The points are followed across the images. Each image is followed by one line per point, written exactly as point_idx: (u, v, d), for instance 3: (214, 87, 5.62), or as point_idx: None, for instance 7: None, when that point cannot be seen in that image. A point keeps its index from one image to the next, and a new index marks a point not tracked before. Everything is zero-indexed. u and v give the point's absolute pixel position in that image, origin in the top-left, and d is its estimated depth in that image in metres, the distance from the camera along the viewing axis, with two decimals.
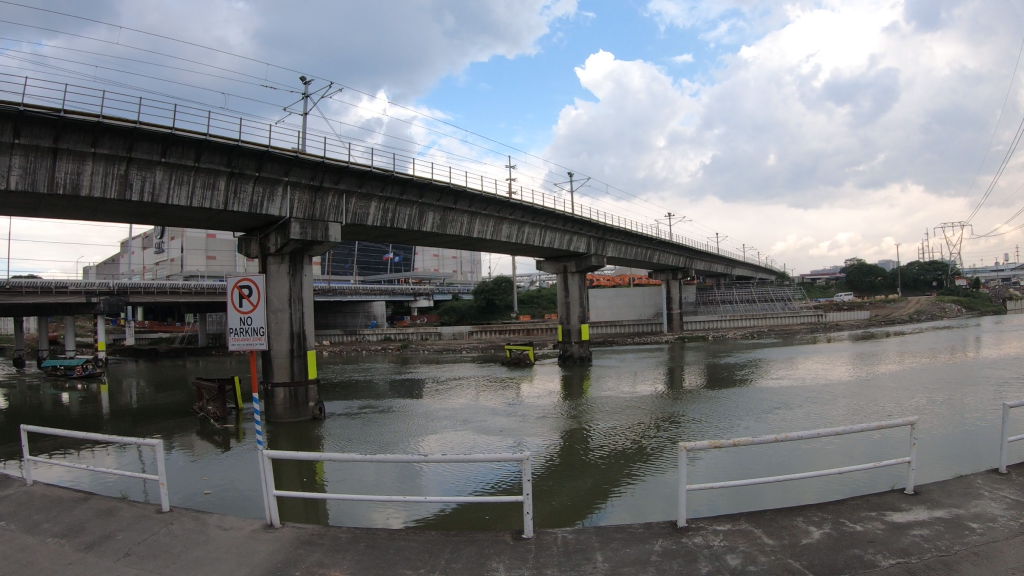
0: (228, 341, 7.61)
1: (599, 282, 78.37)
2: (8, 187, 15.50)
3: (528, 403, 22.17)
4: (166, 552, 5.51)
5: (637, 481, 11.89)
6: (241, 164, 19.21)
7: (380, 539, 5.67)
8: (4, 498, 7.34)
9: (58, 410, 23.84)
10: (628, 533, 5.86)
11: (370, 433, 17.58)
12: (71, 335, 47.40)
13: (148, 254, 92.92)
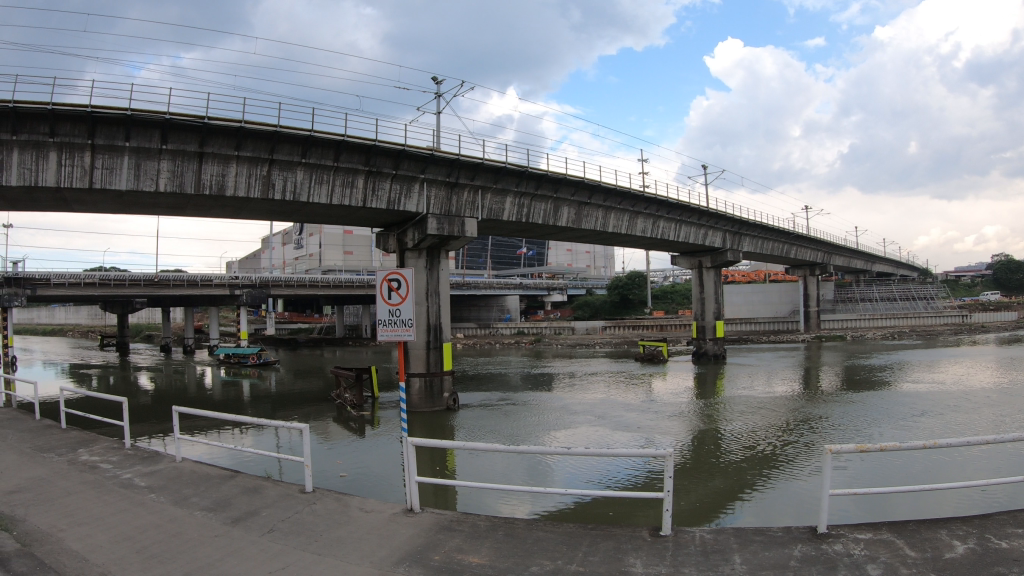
0: (378, 332, 7.93)
1: (732, 278, 75.86)
2: (159, 189, 17.05)
3: (660, 401, 21.77)
4: (310, 530, 5.85)
5: (770, 485, 11.40)
6: (378, 163, 20.11)
7: (518, 528, 5.78)
8: (159, 472, 8.03)
9: (204, 394, 25.77)
10: (766, 536, 5.65)
11: (501, 425, 17.90)
12: (217, 325, 51.29)
13: (293, 249, 98.87)
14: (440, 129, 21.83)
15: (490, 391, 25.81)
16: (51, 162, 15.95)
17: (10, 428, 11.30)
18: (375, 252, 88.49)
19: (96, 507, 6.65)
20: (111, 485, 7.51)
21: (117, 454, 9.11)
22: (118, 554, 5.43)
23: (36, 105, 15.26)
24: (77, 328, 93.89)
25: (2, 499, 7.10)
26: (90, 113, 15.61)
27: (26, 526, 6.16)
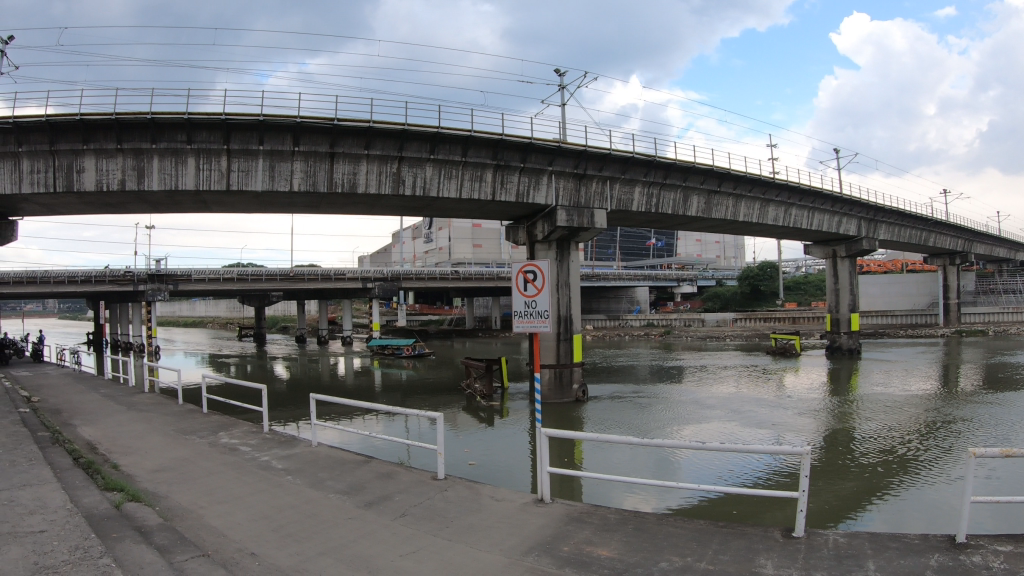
0: (515, 323, 8.33)
1: (867, 268, 71.56)
2: (293, 188, 18.09)
3: (794, 398, 20.84)
4: (440, 516, 6.03)
5: (905, 490, 10.72)
6: (506, 156, 20.37)
7: (648, 523, 5.73)
8: (295, 456, 8.50)
9: (337, 382, 27.09)
10: (901, 542, 5.30)
11: (628, 418, 17.76)
12: (348, 317, 53.73)
13: (422, 242, 101.52)
14: (566, 121, 21.82)
15: (614, 384, 25.62)
16: (190, 167, 17.38)
17: (160, 411, 12.33)
18: (503, 245, 89.66)
19: (236, 487, 7.12)
20: (250, 466, 8.03)
21: (255, 437, 9.73)
22: (257, 532, 5.78)
23: (174, 116, 16.72)
24: (219, 320, 101.10)
25: (152, 476, 7.73)
26: (224, 120, 16.87)
27: (173, 501, 6.69)
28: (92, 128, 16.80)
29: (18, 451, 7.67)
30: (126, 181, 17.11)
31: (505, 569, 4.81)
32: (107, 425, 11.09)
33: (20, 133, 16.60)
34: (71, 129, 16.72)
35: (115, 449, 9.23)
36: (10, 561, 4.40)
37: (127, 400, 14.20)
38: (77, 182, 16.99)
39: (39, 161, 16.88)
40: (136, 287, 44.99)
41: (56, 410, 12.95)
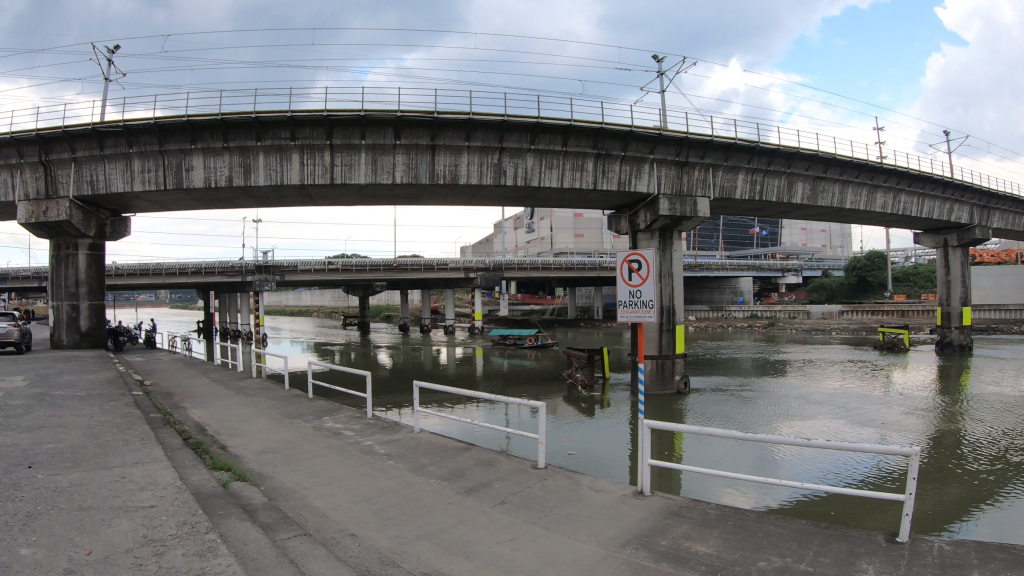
0: (619, 314, 8.18)
1: (983, 259, 67.10)
2: (396, 180, 19.11)
3: (904, 395, 19.83)
4: (539, 505, 6.07)
5: (1018, 499, 9.98)
6: (607, 145, 20.35)
7: (749, 520, 5.59)
8: (397, 441, 8.72)
9: (440, 370, 27.74)
10: (1015, 554, 4.94)
11: (729, 412, 17.34)
12: (451, 307, 54.75)
13: (525, 233, 101.71)
14: (667, 107, 21.50)
15: (714, 377, 25.05)
16: (294, 162, 18.93)
17: (267, 396, 12.91)
18: (606, 235, 88.86)
19: (340, 470, 7.37)
20: (353, 450, 8.28)
21: (358, 422, 10.02)
22: (359, 514, 5.96)
23: (276, 115, 18.26)
24: (324, 309, 105.52)
25: (258, 457, 8.09)
26: (325, 117, 18.11)
27: (278, 482, 6.96)
28: (198, 129, 18.96)
29: (136, 431, 8.18)
30: (233, 177, 19.12)
31: (600, 560, 4.79)
32: (217, 408, 11.69)
33: (131, 136, 19.37)
34: (178, 131, 19.03)
35: (225, 431, 9.71)
36: (123, 535, 4.69)
37: (235, 385, 14.97)
38: (185, 179, 19.42)
39: (148, 161, 19.56)
40: (245, 278, 47.49)
41: (170, 393, 13.76)
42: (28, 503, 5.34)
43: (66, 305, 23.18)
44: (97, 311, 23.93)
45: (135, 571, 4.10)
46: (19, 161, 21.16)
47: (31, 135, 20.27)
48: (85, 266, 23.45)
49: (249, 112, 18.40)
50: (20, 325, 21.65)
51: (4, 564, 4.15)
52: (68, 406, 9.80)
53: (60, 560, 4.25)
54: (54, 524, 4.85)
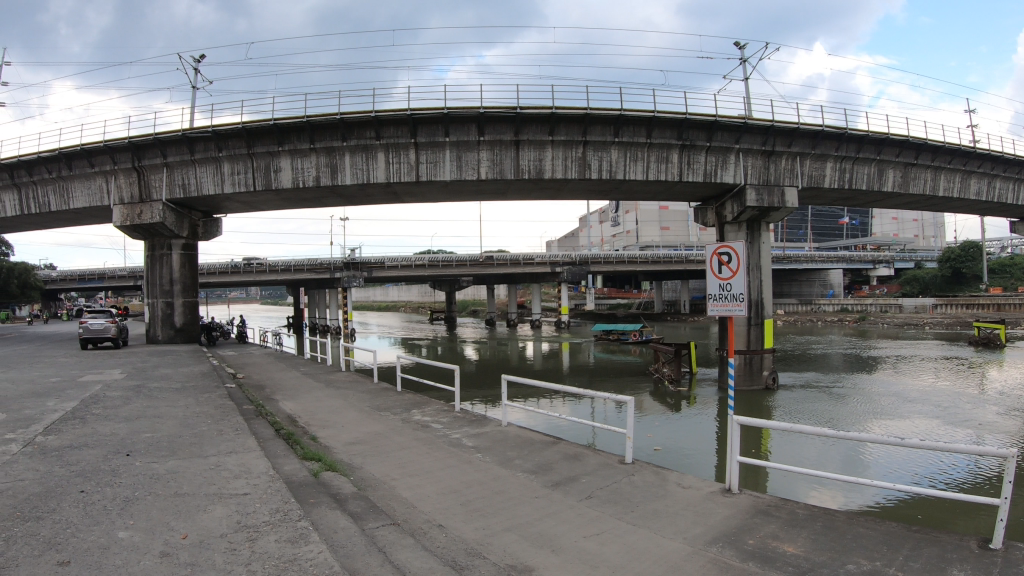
0: (710, 307, 8.13)
1: None
2: (480, 176, 20.06)
3: (1004, 393, 18.85)
4: (625, 500, 6.07)
5: None
6: (691, 136, 20.31)
7: (838, 521, 5.44)
8: (484, 434, 8.84)
9: (524, 364, 28.01)
10: None
11: (821, 410, 16.75)
12: (537, 301, 54.97)
13: (611, 227, 100.17)
14: (752, 95, 21.07)
15: (802, 373, 24.31)
16: (380, 161, 20.12)
17: (356, 389, 13.30)
18: (692, 227, 87.09)
19: (429, 462, 7.54)
20: (441, 443, 8.44)
21: (446, 415, 10.21)
22: (447, 505, 6.09)
23: (364, 116, 19.33)
24: (410, 305, 108.17)
25: (348, 448, 8.34)
26: (409, 116, 19.13)
27: (368, 472, 7.18)
28: (285, 131, 20.31)
29: (230, 421, 8.57)
30: (320, 177, 20.47)
31: (685, 558, 4.75)
32: (308, 400, 12.12)
33: (220, 141, 21.06)
34: (266, 135, 20.46)
35: (317, 423, 10.06)
36: (219, 520, 4.94)
37: (325, 377, 15.53)
38: (273, 180, 20.96)
39: (238, 163, 21.26)
40: (333, 274, 49.22)
41: (263, 386, 14.34)
42: (130, 489, 5.68)
43: (161, 302, 24.53)
44: (191, 308, 25.17)
45: (229, 556, 4.33)
46: (114, 168, 22.93)
47: (123, 143, 22.01)
48: (178, 266, 24.63)
49: (335, 114, 19.56)
50: (117, 321, 22.81)
51: (106, 547, 4.45)
52: (166, 398, 10.36)
53: (158, 543, 4.53)
54: (151, 510, 5.15)
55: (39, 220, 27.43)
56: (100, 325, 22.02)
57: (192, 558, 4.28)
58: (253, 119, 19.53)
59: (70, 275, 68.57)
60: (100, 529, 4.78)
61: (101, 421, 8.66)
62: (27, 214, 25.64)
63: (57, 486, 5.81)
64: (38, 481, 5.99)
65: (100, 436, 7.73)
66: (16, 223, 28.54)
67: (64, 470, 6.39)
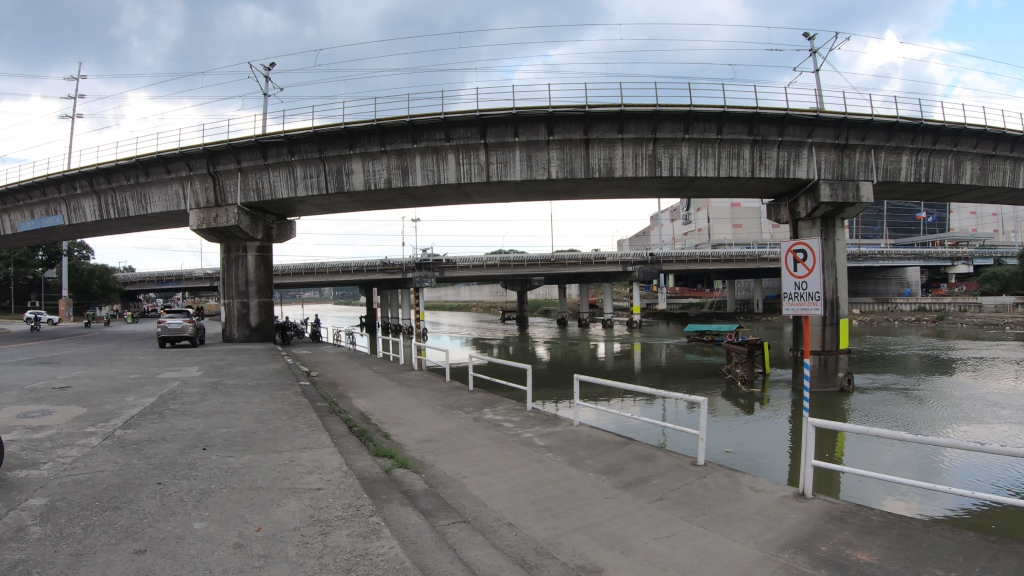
0: (784, 305, 7.95)
1: None
2: (551, 175, 20.37)
3: None
4: (696, 503, 5.99)
5: None
6: (763, 131, 19.92)
7: (914, 529, 5.25)
8: (556, 434, 8.83)
9: (596, 364, 27.96)
10: None
11: (900, 413, 16.16)
12: (610, 300, 55.22)
13: (682, 225, 98.13)
14: (823, 88, 20.55)
15: (880, 375, 23.50)
16: (451, 161, 20.74)
17: (428, 387, 13.47)
18: (765, 223, 84.63)
19: (500, 460, 7.57)
20: (513, 442, 8.47)
21: (517, 414, 10.23)
22: (517, 503, 6.10)
23: (436, 119, 19.90)
24: (481, 305, 109.28)
25: (420, 446, 8.46)
26: (479, 118, 19.67)
27: (439, 470, 7.25)
28: (356, 135, 21.15)
29: (304, 418, 8.78)
30: (392, 179, 21.22)
31: (755, 563, 4.65)
32: (380, 398, 12.32)
33: (293, 145, 21.99)
34: (339, 139, 21.30)
35: (389, 420, 10.22)
36: (292, 514, 5.07)
37: (398, 376, 15.79)
38: (346, 182, 21.84)
39: (310, 167, 22.21)
40: (405, 275, 50.22)
41: (336, 384, 14.66)
42: (205, 482, 5.88)
43: (237, 302, 25.23)
44: (266, 308, 25.79)
45: (302, 548, 4.43)
46: (190, 173, 23.95)
47: (199, 150, 23.01)
48: (254, 267, 25.37)
49: (405, 117, 20.23)
50: (193, 320, 23.65)
51: (182, 536, 4.63)
52: (243, 394, 10.70)
53: (232, 534, 4.68)
54: (226, 502, 5.34)
55: (119, 225, 28.71)
56: (178, 324, 22.87)
57: (265, 549, 4.41)
58: (325, 124, 20.40)
59: (149, 277, 71.77)
60: (176, 520, 4.97)
61: (177, 416, 9.00)
62: (107, 219, 26.90)
63: (137, 478, 6.07)
64: (118, 473, 6.25)
65: (177, 430, 8.02)
66: (98, 228, 29.87)
67: (144, 462, 6.67)
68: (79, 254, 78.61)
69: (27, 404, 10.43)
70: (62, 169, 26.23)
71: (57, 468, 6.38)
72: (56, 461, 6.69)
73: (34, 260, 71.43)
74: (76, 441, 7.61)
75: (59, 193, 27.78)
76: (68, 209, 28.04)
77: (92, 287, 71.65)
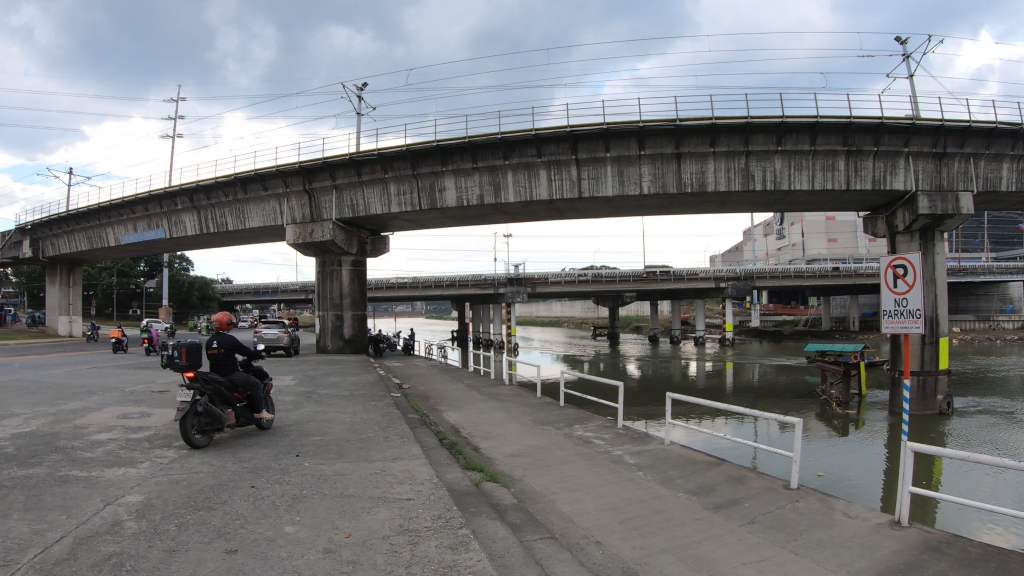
0: (883, 324, 7.64)
1: None
2: (643, 190, 20.30)
3: None
4: (787, 527, 5.78)
5: None
6: (857, 141, 19.24)
7: (1020, 563, 4.88)
8: (647, 452, 8.71)
9: (687, 382, 27.47)
10: None
11: (1006, 438, 15.13)
12: (701, 317, 54.30)
13: (775, 239, 95.09)
14: (919, 95, 19.69)
15: (987, 398, 22.08)
16: (542, 178, 21.07)
17: (518, 402, 13.54)
18: (862, 238, 81.38)
19: (588, 477, 7.52)
20: (603, 459, 8.41)
21: (608, 431, 10.15)
22: (604, 521, 6.04)
23: (528, 135, 20.30)
24: (570, 321, 109.59)
25: (509, 460, 8.50)
26: (570, 134, 19.91)
27: (528, 484, 7.27)
28: (448, 152, 21.81)
29: (396, 429, 8.98)
30: (485, 195, 21.78)
31: None
32: (471, 412, 12.47)
33: (386, 163, 22.81)
34: (433, 156, 22.01)
35: (480, 434, 10.32)
36: (381, 522, 5.18)
37: (487, 390, 15.96)
38: (438, 199, 22.49)
39: (404, 184, 22.96)
40: (497, 289, 51.13)
41: (428, 397, 14.93)
42: (298, 488, 6.09)
43: (332, 314, 26.08)
44: (359, 321, 26.36)
45: (390, 557, 4.52)
46: (286, 190, 25.05)
47: (296, 168, 24.07)
48: (348, 281, 26.19)
49: (497, 134, 20.75)
50: (289, 331, 24.59)
51: (273, 539, 4.79)
52: (337, 404, 11.05)
53: (323, 539, 4.81)
54: (318, 507, 5.50)
55: (216, 239, 30.20)
56: (274, 334, 23.83)
57: (354, 555, 4.52)
58: (420, 142, 21.14)
59: (245, 289, 75.43)
60: (267, 522, 5.16)
61: (272, 422, 9.36)
62: (206, 233, 28.33)
63: (231, 480, 6.33)
64: (214, 475, 6.54)
65: (274, 437, 8.32)
66: (199, 242, 31.56)
67: (238, 465, 6.96)
68: (182, 267, 83.46)
69: (138, 406, 11.07)
70: (166, 186, 27.90)
71: (155, 467, 6.74)
72: (168, 459, 7.14)
73: (138, 271, 76.01)
74: (174, 443, 8.01)
75: (162, 208, 29.50)
76: (169, 223, 29.71)
77: (192, 297, 75.89)
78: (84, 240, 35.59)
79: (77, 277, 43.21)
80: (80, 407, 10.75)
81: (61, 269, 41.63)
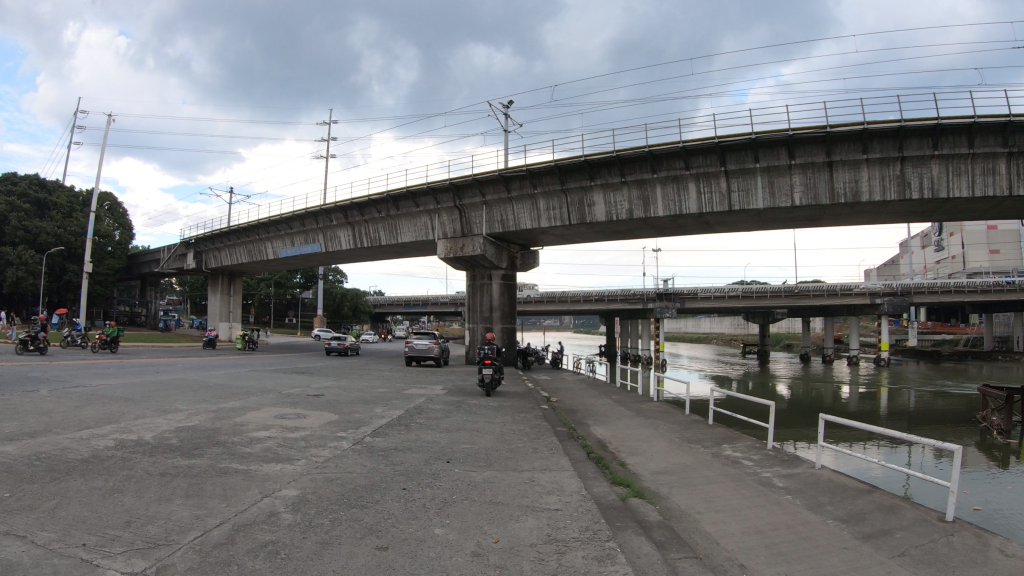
0: None
1: None
2: (794, 202, 19.44)
3: None
4: (941, 562, 5.35)
5: None
6: (1021, 141, 17.48)
7: None
8: (796, 476, 8.33)
9: (839, 404, 25.91)
10: None
11: None
12: (854, 335, 50.97)
13: (935, 251, 87.36)
14: None
15: None
16: (691, 191, 20.69)
17: (665, 419, 13.31)
18: None
19: (734, 499, 7.29)
20: (751, 481, 8.12)
21: (757, 453, 9.77)
22: (748, 545, 5.84)
23: (675, 148, 20.14)
24: (716, 338, 106.18)
25: (655, 477, 8.40)
26: (717, 145, 19.51)
27: (672, 502, 7.16)
28: (595, 167, 22.01)
29: (543, 441, 9.15)
30: (634, 210, 21.76)
31: None
32: (616, 427, 12.43)
33: (534, 178, 23.29)
34: (579, 171, 22.29)
35: (625, 450, 10.28)
36: (528, 531, 5.29)
37: (630, 406, 15.88)
38: (588, 214, 22.71)
39: (552, 199, 23.34)
40: (643, 304, 50.65)
41: (573, 410, 15.09)
42: (447, 492, 6.36)
43: (481, 326, 26.75)
44: (509, 333, 26.85)
45: (536, 564, 4.63)
46: (437, 207, 26.21)
47: (445, 185, 25.19)
48: (498, 294, 26.92)
49: (644, 148, 20.77)
50: (438, 342, 25.58)
51: (421, 540, 5.04)
52: (485, 414, 11.37)
53: (471, 543, 5.01)
54: (466, 513, 5.72)
55: (367, 253, 31.91)
56: (424, 345, 24.93)
57: (501, 561, 4.67)
58: (568, 157, 21.49)
59: (393, 300, 79.13)
60: (417, 524, 5.42)
61: (420, 429, 9.80)
62: (359, 247, 30.06)
63: (382, 482, 6.71)
64: (366, 475, 6.97)
65: (422, 443, 8.70)
66: (352, 256, 33.56)
67: (390, 468, 7.37)
68: (336, 280, 88.97)
69: (301, 408, 11.92)
70: (323, 204, 29.95)
71: (313, 466, 7.26)
72: (329, 458, 7.71)
73: (293, 282, 81.49)
74: (329, 444, 8.59)
75: (318, 225, 31.70)
76: (324, 238, 31.85)
77: (343, 308, 80.70)
78: (244, 254, 38.80)
79: (237, 287, 47.06)
80: (246, 407, 11.69)
81: (221, 280, 45.52)
